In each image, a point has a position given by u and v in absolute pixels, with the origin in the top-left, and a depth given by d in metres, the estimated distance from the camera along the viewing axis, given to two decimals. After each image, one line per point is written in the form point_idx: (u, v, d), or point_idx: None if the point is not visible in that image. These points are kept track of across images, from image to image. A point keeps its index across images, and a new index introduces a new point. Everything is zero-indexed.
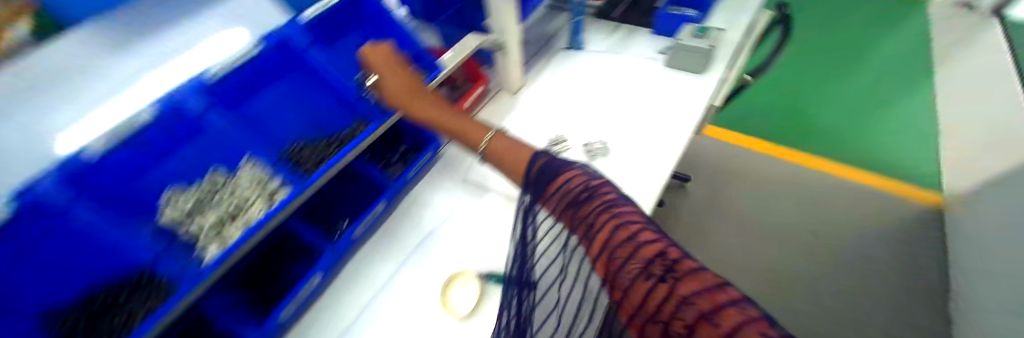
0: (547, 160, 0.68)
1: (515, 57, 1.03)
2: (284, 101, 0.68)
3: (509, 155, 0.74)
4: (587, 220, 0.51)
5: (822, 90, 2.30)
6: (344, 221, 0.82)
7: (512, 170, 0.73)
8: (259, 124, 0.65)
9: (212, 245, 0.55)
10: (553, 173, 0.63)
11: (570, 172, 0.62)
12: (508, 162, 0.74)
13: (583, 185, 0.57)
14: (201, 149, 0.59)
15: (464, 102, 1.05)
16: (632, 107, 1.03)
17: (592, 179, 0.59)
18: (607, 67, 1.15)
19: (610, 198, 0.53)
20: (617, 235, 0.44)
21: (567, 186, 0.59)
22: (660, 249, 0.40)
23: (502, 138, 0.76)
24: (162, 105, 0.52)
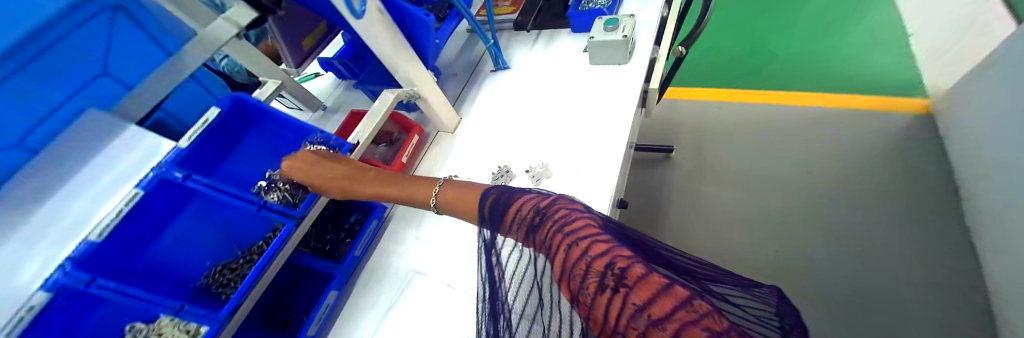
0: (498, 193, 0.64)
1: (435, 99, 1.01)
2: (187, 234, 0.66)
3: (458, 203, 0.71)
4: (547, 242, 0.49)
5: (775, 27, 2.26)
6: (297, 323, 0.81)
7: (463, 214, 0.71)
8: (164, 268, 0.62)
9: None
10: (507, 204, 0.58)
11: (523, 198, 0.58)
12: (459, 209, 0.72)
13: (537, 207, 0.54)
14: (105, 318, 0.55)
15: (402, 156, 1.00)
16: (565, 116, 0.99)
17: (541, 199, 0.56)
18: (532, 80, 1.12)
19: (562, 212, 0.50)
20: (573, 255, 0.44)
21: (521, 213, 0.56)
22: (609, 259, 0.39)
23: (450, 191, 0.74)
24: (53, 287, 0.45)
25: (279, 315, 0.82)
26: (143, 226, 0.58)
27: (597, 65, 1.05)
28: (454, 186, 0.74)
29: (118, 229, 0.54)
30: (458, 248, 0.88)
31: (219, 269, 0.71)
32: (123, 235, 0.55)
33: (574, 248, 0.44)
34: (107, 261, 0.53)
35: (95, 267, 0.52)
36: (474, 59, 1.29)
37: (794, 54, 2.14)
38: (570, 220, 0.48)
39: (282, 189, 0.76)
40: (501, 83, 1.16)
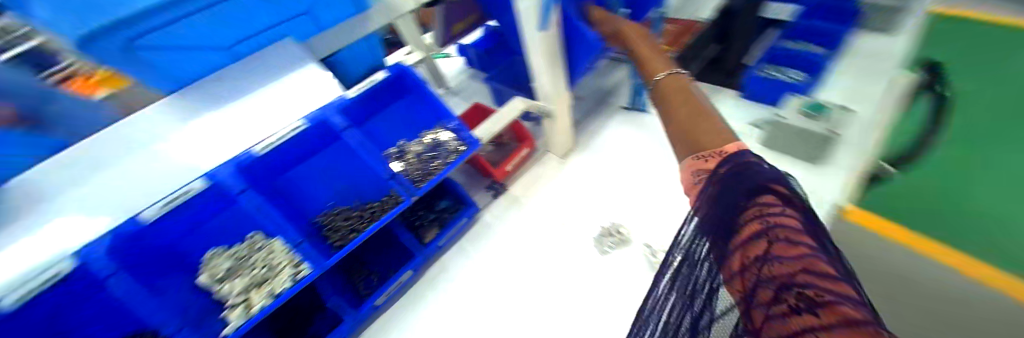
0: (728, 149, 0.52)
1: (561, 123, 0.95)
2: (319, 174, 0.74)
3: (680, 109, 0.66)
4: (724, 206, 0.42)
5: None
6: (371, 280, 0.85)
7: (688, 137, 0.60)
8: (296, 198, 0.72)
9: (236, 309, 0.61)
10: (737, 171, 0.45)
11: (741, 158, 0.48)
12: (691, 128, 0.61)
13: (746, 169, 0.45)
14: (237, 221, 0.67)
15: (506, 165, 0.99)
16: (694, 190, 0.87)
17: (753, 160, 0.47)
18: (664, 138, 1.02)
19: (780, 215, 0.37)
20: (745, 227, 0.39)
21: (726, 178, 0.46)
22: (806, 254, 0.32)
23: (676, 81, 0.70)
24: (209, 180, 0.59)
25: (359, 270, 0.86)
26: (291, 154, 0.70)
27: (768, 148, 0.92)
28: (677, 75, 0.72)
29: (274, 152, 0.66)
30: (533, 281, 0.83)
31: (333, 213, 0.74)
32: (277, 160, 0.67)
33: (749, 220, 0.39)
34: (256, 174, 0.65)
35: (251, 180, 0.64)
36: (607, 88, 1.19)
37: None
38: (773, 197, 0.39)
39: (406, 162, 0.80)
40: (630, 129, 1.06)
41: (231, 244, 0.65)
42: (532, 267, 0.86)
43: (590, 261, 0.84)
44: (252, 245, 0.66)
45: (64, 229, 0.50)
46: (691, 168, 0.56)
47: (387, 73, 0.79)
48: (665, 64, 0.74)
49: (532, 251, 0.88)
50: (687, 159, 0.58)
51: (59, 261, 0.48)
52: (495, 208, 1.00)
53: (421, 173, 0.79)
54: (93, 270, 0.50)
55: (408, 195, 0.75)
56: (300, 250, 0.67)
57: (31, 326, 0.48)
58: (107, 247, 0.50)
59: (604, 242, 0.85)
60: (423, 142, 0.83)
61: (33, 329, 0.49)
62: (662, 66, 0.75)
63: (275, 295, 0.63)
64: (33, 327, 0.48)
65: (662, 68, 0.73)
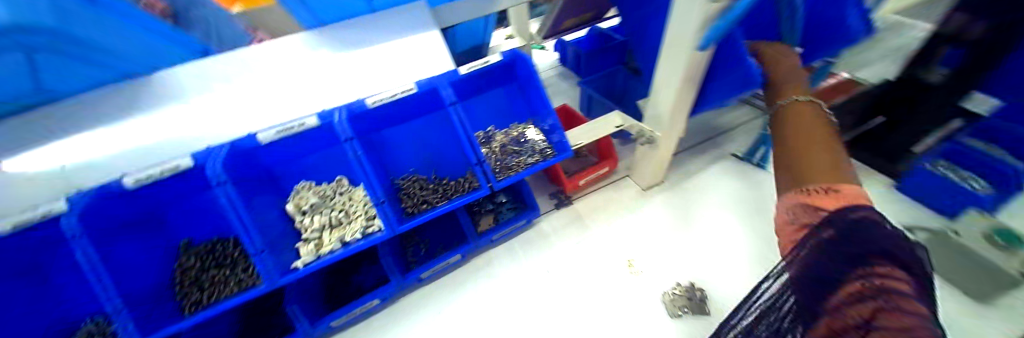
0: (846, 192, 0.43)
1: (659, 153, 0.84)
2: (410, 139, 0.77)
3: (799, 136, 0.52)
4: (820, 275, 0.39)
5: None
6: (421, 251, 0.86)
7: (801, 172, 0.48)
8: (385, 155, 0.75)
9: (309, 245, 0.63)
10: (843, 223, 0.39)
11: (854, 207, 0.41)
12: (804, 160, 0.48)
13: (847, 225, 0.39)
14: (335, 161, 0.74)
15: (580, 180, 0.94)
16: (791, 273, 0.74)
17: (860, 213, 0.39)
18: (767, 203, 0.88)
19: (883, 273, 0.33)
20: (847, 295, 0.34)
21: (826, 229, 0.40)
22: (917, 322, 0.28)
23: (802, 107, 0.56)
24: (322, 120, 0.65)
25: (412, 239, 0.88)
26: (393, 115, 0.73)
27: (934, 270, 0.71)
28: (811, 103, 0.58)
29: (382, 107, 0.69)
30: (578, 305, 0.76)
31: (412, 179, 0.75)
32: (379, 118, 0.72)
33: (850, 288, 0.34)
34: (361, 125, 0.70)
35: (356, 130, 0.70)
36: (719, 126, 1.11)
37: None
38: (884, 262, 0.34)
39: (491, 150, 0.80)
40: (730, 179, 0.95)
41: (321, 182, 0.73)
42: (578, 290, 0.78)
43: (652, 313, 0.72)
44: (336, 187, 0.72)
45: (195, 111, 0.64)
46: (791, 204, 0.47)
47: (500, 57, 0.78)
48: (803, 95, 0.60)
49: (586, 274, 0.81)
50: (789, 192, 0.48)
51: (184, 159, 0.57)
52: (555, 218, 0.95)
53: (502, 166, 0.77)
54: (208, 175, 0.55)
55: (487, 185, 0.71)
56: (380, 209, 0.64)
57: (147, 202, 0.60)
58: (225, 156, 0.57)
59: (678, 303, 0.72)
60: (509, 134, 0.84)
61: (149, 205, 0.60)
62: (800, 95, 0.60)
63: (345, 242, 0.64)
64: (148, 203, 0.60)
65: (789, 94, 0.61)
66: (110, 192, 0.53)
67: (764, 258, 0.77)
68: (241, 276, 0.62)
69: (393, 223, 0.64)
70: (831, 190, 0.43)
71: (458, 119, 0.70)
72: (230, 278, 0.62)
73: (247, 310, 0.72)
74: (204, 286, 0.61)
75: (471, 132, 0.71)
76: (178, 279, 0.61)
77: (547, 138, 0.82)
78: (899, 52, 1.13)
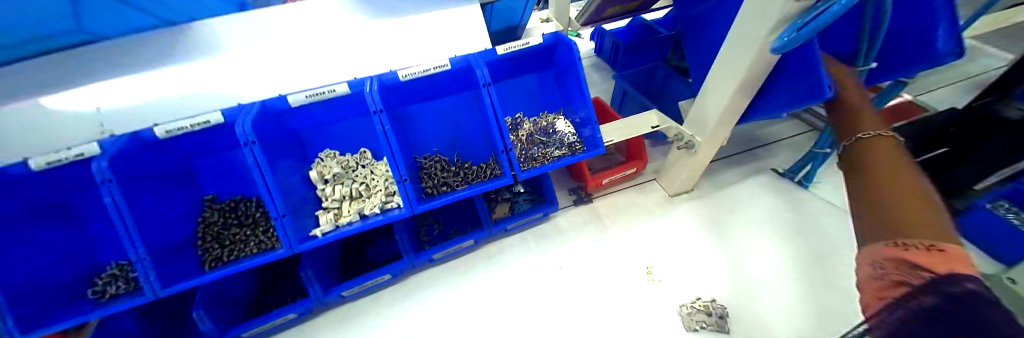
0: (953, 251, 0.31)
1: (693, 160, 0.81)
2: (437, 118, 0.75)
3: (889, 178, 0.40)
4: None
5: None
6: (435, 233, 0.85)
7: (889, 221, 0.36)
8: (411, 132, 0.73)
9: (328, 214, 0.63)
10: (941, 291, 0.28)
11: (956, 275, 0.29)
12: (889, 204, 0.37)
13: (953, 295, 0.27)
14: (360, 132, 0.73)
15: (604, 178, 0.91)
16: (819, 299, 0.70)
17: (975, 286, 0.28)
18: (798, 224, 0.84)
19: None
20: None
21: (919, 298, 0.29)
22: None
23: (887, 145, 0.45)
24: (353, 88, 0.63)
25: (426, 218, 0.87)
26: (424, 91, 0.71)
27: None
28: (893, 142, 0.47)
29: (414, 81, 0.67)
30: (591, 305, 0.74)
31: (434, 159, 0.73)
32: (410, 92, 0.70)
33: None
34: (391, 98, 0.68)
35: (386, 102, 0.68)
36: (759, 139, 1.07)
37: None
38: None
39: (519, 138, 0.78)
40: (763, 195, 0.91)
41: (345, 153, 0.72)
42: (592, 292, 0.76)
43: (666, 322, 0.69)
44: (360, 159, 0.71)
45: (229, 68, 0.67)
46: (878, 258, 0.34)
47: (541, 40, 0.74)
48: (880, 125, 0.50)
49: (601, 274, 0.79)
50: (873, 244, 0.37)
51: (214, 115, 0.57)
52: (574, 214, 0.93)
53: (527, 155, 0.75)
54: (237, 134, 0.54)
55: (510, 174, 0.69)
56: (401, 187, 0.63)
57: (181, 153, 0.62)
58: (256, 116, 0.57)
59: (696, 317, 0.69)
60: (538, 123, 0.82)
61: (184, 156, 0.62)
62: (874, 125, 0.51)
63: (363, 215, 0.63)
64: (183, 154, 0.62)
65: (863, 129, 0.50)
66: (139, 140, 0.54)
67: (789, 280, 0.74)
68: (261, 238, 0.62)
69: (414, 202, 0.63)
70: (932, 247, 0.31)
71: (490, 101, 0.67)
72: (250, 238, 0.62)
73: (265, 270, 0.74)
74: (225, 244, 0.61)
75: (501, 117, 0.68)
76: (201, 235, 0.61)
77: (577, 132, 0.79)
78: (970, 79, 1.04)
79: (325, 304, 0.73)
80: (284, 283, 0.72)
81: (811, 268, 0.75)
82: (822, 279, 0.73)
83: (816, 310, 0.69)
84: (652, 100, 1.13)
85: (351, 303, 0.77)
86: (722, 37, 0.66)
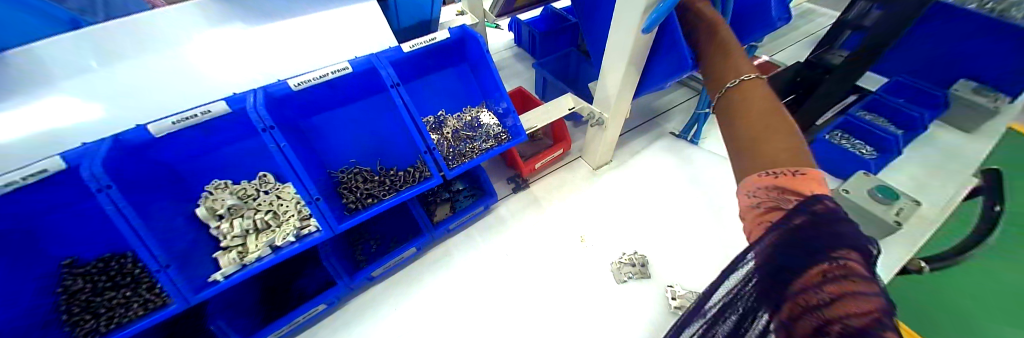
0: (812, 175, 0.38)
1: (608, 134, 0.87)
2: (351, 125, 0.69)
3: (760, 119, 0.46)
4: (774, 264, 0.32)
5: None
6: (371, 247, 0.80)
7: (764, 156, 0.43)
8: (320, 145, 0.66)
9: (229, 254, 0.56)
10: (801, 204, 0.35)
11: (813, 199, 0.35)
12: (759, 141, 0.44)
13: (816, 211, 0.33)
14: (253, 153, 0.64)
15: (535, 163, 0.94)
16: (715, 235, 0.83)
17: (832, 203, 0.34)
18: (694, 175, 0.96)
19: (830, 260, 0.28)
20: (805, 285, 0.29)
21: (792, 214, 0.35)
22: (879, 319, 0.24)
23: (755, 89, 0.51)
24: (233, 107, 0.56)
25: (359, 236, 0.81)
26: (326, 99, 0.64)
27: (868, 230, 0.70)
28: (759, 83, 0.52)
29: (311, 90, 0.61)
30: (540, 285, 0.77)
31: (353, 171, 0.68)
32: (310, 104, 0.63)
33: (808, 278, 0.29)
34: (286, 111, 0.60)
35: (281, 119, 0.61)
36: (658, 107, 1.18)
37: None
38: (850, 252, 0.29)
39: (444, 136, 0.75)
40: (667, 155, 1.02)
41: (239, 180, 0.63)
42: (540, 273, 0.79)
43: (604, 284, 0.76)
44: (260, 185, 0.64)
45: (56, 106, 0.55)
46: (754, 187, 0.41)
47: (449, 34, 0.73)
48: (746, 67, 0.55)
49: (544, 254, 0.82)
50: (749, 175, 0.43)
51: (51, 160, 0.44)
52: (512, 203, 0.94)
53: (455, 152, 0.74)
54: (83, 179, 0.44)
55: (439, 174, 0.68)
56: (313, 207, 0.57)
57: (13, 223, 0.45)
58: (105, 154, 0.47)
59: (623, 269, 0.77)
60: (462, 119, 0.80)
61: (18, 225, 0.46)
62: (741, 66, 0.56)
63: (274, 247, 0.57)
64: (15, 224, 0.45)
65: (738, 73, 0.55)
66: None
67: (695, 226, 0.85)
68: (146, 296, 0.53)
69: (333, 222, 0.58)
70: (799, 173, 0.38)
71: (403, 102, 0.65)
72: (134, 298, 0.53)
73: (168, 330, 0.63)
74: (101, 312, 0.51)
75: (418, 117, 0.66)
76: (64, 309, 0.50)
77: (501, 122, 0.80)
78: (811, 36, 1.28)
79: None
80: None
81: (718, 214, 0.87)
82: (717, 218, 0.86)
83: (722, 248, 0.81)
84: (570, 82, 1.19)
85: None
86: (608, 17, 0.73)
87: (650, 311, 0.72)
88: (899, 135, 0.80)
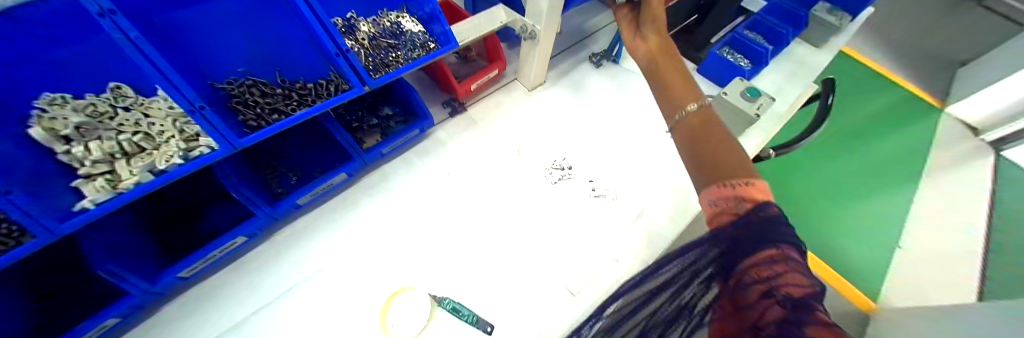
0: (758, 185, 0.43)
1: (540, 51, 0.89)
2: (230, 23, 0.54)
3: (720, 144, 0.48)
4: (728, 245, 0.40)
5: (899, 128, 1.75)
6: (292, 177, 0.74)
7: (725, 172, 0.45)
8: (198, 48, 0.53)
9: (94, 182, 0.46)
10: (757, 209, 0.40)
11: (762, 205, 0.41)
12: (722, 165, 0.46)
13: (767, 214, 0.40)
14: (99, 59, 0.47)
15: (471, 84, 0.91)
16: (631, 141, 0.94)
17: (773, 210, 0.41)
18: (616, 92, 1.05)
19: (779, 251, 0.36)
20: (756, 262, 0.37)
21: (749, 216, 0.40)
22: (806, 297, 0.32)
23: (710, 115, 0.52)
24: None
25: (273, 166, 0.73)
26: None
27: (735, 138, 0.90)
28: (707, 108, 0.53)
29: None
30: (481, 198, 0.81)
31: (246, 84, 0.61)
32: None
33: (758, 258, 0.37)
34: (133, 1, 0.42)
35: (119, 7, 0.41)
36: (588, 30, 1.20)
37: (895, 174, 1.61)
38: (789, 245, 0.37)
39: (358, 42, 0.68)
40: (593, 75, 1.08)
41: (83, 94, 0.50)
42: (483, 191, 0.82)
43: (540, 188, 0.84)
44: (115, 100, 0.51)
45: None
46: (715, 196, 0.44)
47: None
48: (693, 90, 0.55)
49: (484, 171, 0.85)
50: (709, 186, 0.45)
51: None
52: (450, 126, 0.93)
53: (376, 61, 0.68)
54: None
55: (361, 85, 0.61)
56: (200, 117, 0.47)
57: None
58: None
59: (554, 174, 0.86)
60: (380, 24, 0.75)
61: None
62: (687, 89, 0.56)
63: (157, 173, 0.49)
64: None
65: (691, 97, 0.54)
66: None
67: (617, 137, 0.95)
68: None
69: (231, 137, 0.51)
70: (748, 184, 0.43)
71: None
72: None
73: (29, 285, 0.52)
74: None
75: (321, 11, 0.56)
76: None
77: (427, 30, 0.74)
78: None
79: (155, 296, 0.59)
80: (73, 293, 0.53)
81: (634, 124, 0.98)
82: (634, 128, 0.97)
83: (638, 152, 0.92)
84: None
85: (200, 282, 0.65)
86: None
87: (577, 208, 0.81)
88: (768, 48, 0.96)
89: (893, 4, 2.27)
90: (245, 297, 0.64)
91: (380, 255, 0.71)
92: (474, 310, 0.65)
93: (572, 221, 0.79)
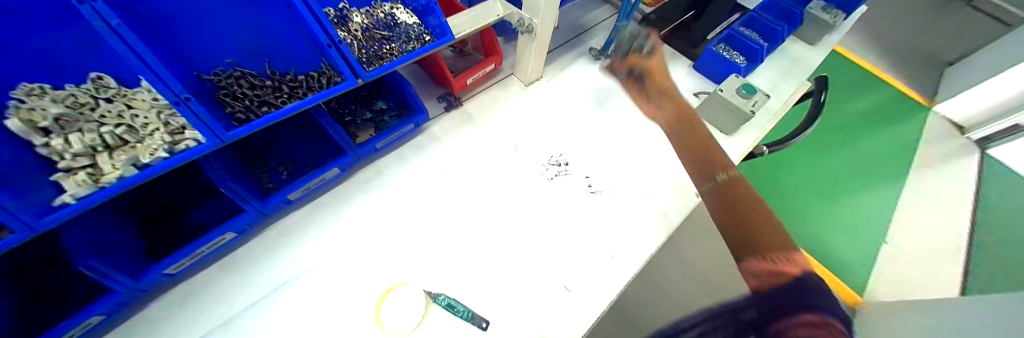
0: (799, 258, 0.41)
1: (537, 46, 0.88)
2: (218, 11, 0.52)
3: (756, 213, 0.46)
4: (765, 302, 0.40)
5: (888, 125, 1.78)
6: (284, 172, 0.72)
7: (766, 243, 0.43)
8: (181, 36, 0.51)
9: (74, 176, 0.44)
10: (798, 281, 0.39)
11: (803, 277, 0.39)
12: (761, 237, 0.44)
13: (808, 285, 0.38)
14: (79, 48, 0.45)
15: (467, 79, 0.90)
16: (628, 137, 0.94)
17: (815, 283, 0.39)
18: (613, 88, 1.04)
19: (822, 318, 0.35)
20: (793, 323, 0.36)
21: (786, 285, 0.39)
22: None
23: (745, 185, 0.50)
24: None
25: (263, 161, 0.72)
26: None
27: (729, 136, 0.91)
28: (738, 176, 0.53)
29: None
30: (477, 193, 0.80)
31: (235, 75, 0.60)
32: None
33: (797, 319, 0.36)
34: None
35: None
36: (585, 24, 1.20)
37: (885, 170, 1.64)
38: (833, 317, 0.35)
39: (351, 34, 0.67)
40: (590, 70, 1.08)
41: (63, 85, 0.48)
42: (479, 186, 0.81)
43: (537, 184, 0.83)
44: (97, 91, 0.50)
45: None
46: (755, 269, 0.42)
47: None
48: (720, 157, 0.55)
49: (481, 166, 0.85)
50: (749, 260, 0.43)
51: None
52: (445, 121, 0.92)
53: (370, 54, 0.66)
54: None
55: (353, 77, 0.60)
56: (187, 108, 0.46)
57: None
58: None
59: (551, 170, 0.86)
60: (374, 16, 0.73)
61: None
62: (713, 156, 0.56)
63: (140, 167, 0.47)
64: None
65: (720, 165, 0.54)
66: None
67: (614, 132, 0.95)
68: None
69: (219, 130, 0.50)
70: (789, 256, 0.41)
71: None
72: None
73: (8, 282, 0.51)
74: None
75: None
76: None
77: (423, 22, 0.73)
78: None
79: (141, 293, 0.57)
80: (55, 291, 0.52)
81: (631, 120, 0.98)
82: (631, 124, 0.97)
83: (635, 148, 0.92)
84: None
85: (188, 278, 0.63)
86: None
87: (573, 204, 0.81)
88: (764, 45, 0.96)
89: (884, 4, 2.30)
90: (236, 296, 0.63)
91: (375, 251, 0.70)
92: (469, 306, 0.65)
93: (568, 216, 0.79)
